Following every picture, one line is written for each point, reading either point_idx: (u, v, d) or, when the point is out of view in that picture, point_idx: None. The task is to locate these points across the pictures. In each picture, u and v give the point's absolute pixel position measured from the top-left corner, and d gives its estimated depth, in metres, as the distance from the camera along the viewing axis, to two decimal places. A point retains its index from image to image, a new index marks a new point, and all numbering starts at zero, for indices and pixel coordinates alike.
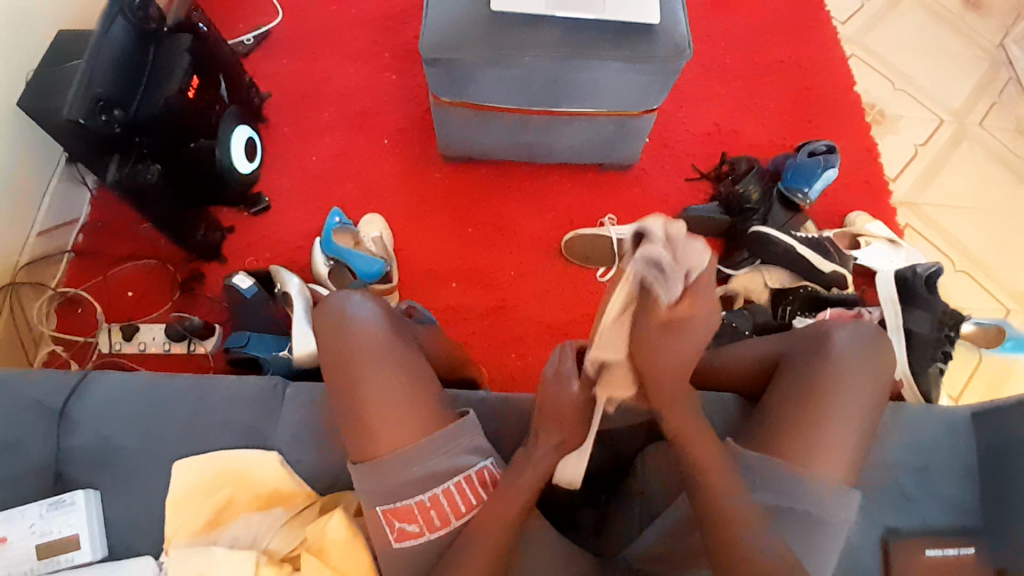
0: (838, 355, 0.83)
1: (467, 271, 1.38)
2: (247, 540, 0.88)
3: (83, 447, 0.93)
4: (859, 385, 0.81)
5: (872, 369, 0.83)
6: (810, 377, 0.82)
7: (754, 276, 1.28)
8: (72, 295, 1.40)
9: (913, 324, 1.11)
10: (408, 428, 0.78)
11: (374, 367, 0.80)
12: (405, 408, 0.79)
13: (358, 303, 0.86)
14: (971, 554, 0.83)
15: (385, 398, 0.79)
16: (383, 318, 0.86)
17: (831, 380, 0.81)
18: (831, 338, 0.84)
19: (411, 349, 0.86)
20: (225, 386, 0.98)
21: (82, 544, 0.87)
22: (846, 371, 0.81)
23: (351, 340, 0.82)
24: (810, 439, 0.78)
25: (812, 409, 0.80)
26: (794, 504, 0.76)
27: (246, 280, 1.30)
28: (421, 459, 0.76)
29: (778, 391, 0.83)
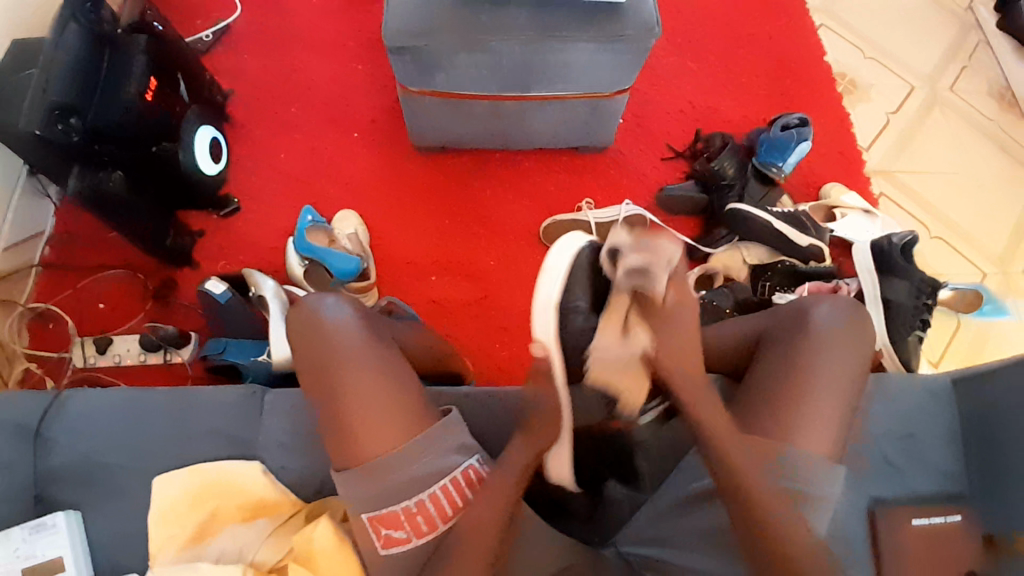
0: (819, 331, 0.83)
1: (446, 263, 1.36)
2: (233, 552, 0.86)
3: (61, 468, 0.90)
4: (841, 359, 0.81)
5: (853, 343, 0.83)
6: (792, 354, 0.82)
7: (733, 254, 1.27)
8: (43, 310, 1.36)
9: (891, 293, 1.12)
10: (391, 432, 0.76)
11: (353, 372, 0.79)
12: (388, 412, 0.77)
13: (334, 306, 0.84)
14: (957, 521, 0.83)
15: (367, 403, 0.77)
16: (360, 321, 0.84)
17: (813, 356, 0.81)
18: (810, 314, 0.85)
19: (391, 350, 0.84)
20: (205, 397, 0.95)
21: (66, 567, 0.84)
22: (827, 346, 0.82)
23: (328, 346, 0.80)
24: (796, 419, 0.78)
25: (796, 387, 0.80)
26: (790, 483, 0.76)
27: (220, 285, 1.26)
28: (405, 463, 0.75)
29: (761, 369, 0.83)
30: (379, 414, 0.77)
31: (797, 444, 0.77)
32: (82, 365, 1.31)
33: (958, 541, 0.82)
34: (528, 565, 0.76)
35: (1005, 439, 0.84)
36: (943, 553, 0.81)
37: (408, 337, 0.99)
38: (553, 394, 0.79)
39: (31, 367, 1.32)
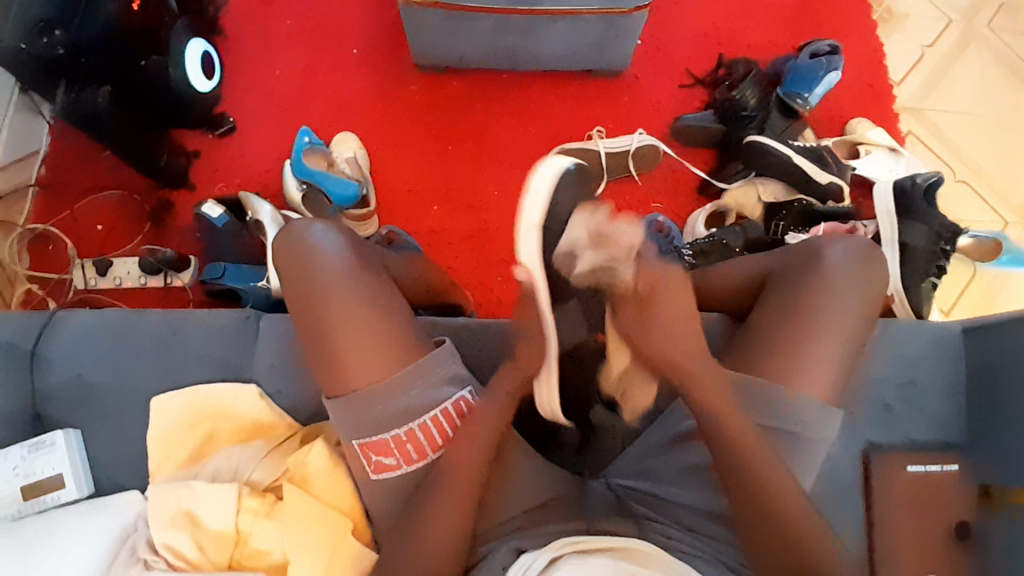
0: (831, 271, 0.79)
1: (448, 191, 1.31)
2: (228, 472, 0.86)
3: (59, 388, 0.91)
4: (851, 303, 0.78)
5: (864, 284, 0.80)
6: (799, 296, 0.79)
7: (749, 189, 1.22)
8: (41, 231, 1.34)
9: (909, 238, 1.07)
10: (383, 361, 0.75)
11: (341, 302, 0.77)
12: (378, 342, 0.76)
13: (321, 233, 0.81)
14: (952, 470, 0.83)
15: (357, 333, 0.76)
16: (349, 250, 0.82)
17: (822, 297, 0.78)
18: (824, 253, 0.81)
19: (383, 280, 0.82)
20: (199, 321, 0.94)
21: (67, 483, 0.86)
22: (838, 287, 0.78)
23: (316, 274, 0.78)
24: (797, 359, 0.76)
25: (800, 330, 0.77)
26: (785, 427, 0.75)
27: (216, 208, 1.25)
28: (399, 393, 0.74)
29: (766, 310, 0.80)
30: (368, 345, 0.76)
31: (799, 387, 0.75)
32: (83, 287, 1.30)
33: (951, 487, 0.82)
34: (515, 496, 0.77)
35: (1017, 391, 0.81)
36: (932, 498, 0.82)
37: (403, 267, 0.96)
38: (538, 323, 0.77)
39: (32, 289, 1.31)
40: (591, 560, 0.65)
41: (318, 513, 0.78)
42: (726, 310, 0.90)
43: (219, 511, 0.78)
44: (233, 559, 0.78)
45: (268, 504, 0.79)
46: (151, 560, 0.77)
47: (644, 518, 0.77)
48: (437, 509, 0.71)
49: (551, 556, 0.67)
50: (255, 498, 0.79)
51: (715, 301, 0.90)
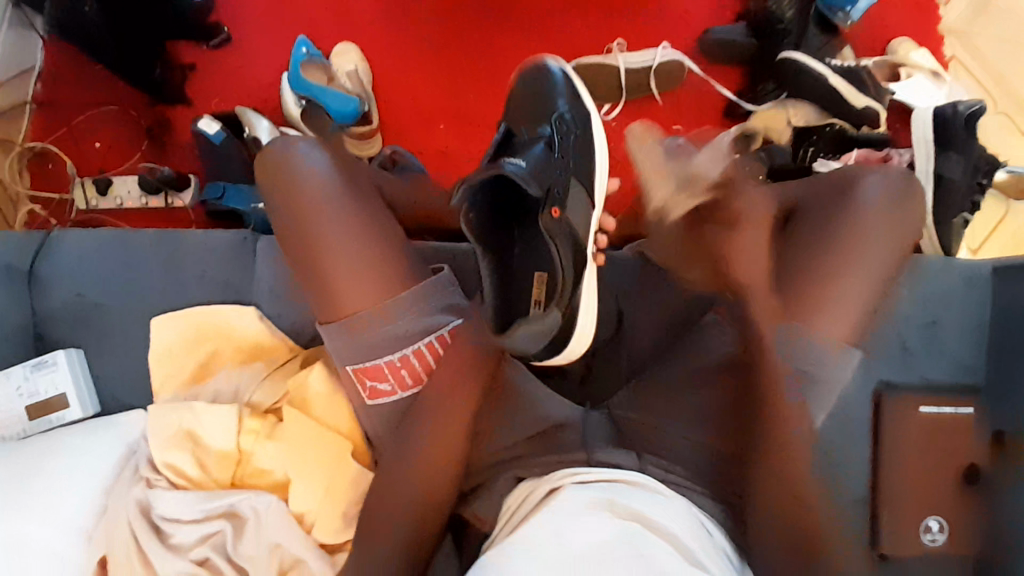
0: (868, 206, 0.75)
1: (456, 109, 1.24)
2: (228, 393, 0.86)
3: (60, 310, 0.90)
4: (882, 242, 0.74)
5: (899, 220, 0.75)
6: (836, 231, 0.74)
7: (776, 114, 1.13)
8: (40, 149, 1.29)
9: (945, 169, 1.00)
10: (373, 288, 0.73)
11: (329, 225, 0.75)
12: (370, 270, 0.74)
13: (309, 150, 0.78)
14: (966, 413, 0.80)
15: (348, 257, 0.74)
16: (341, 172, 0.78)
17: (855, 234, 0.74)
18: (860, 188, 0.76)
19: (376, 204, 0.79)
20: (197, 240, 0.91)
21: (70, 403, 0.86)
22: (872, 224, 0.74)
23: (305, 195, 0.75)
24: (824, 300, 0.72)
25: (830, 270, 0.73)
26: (814, 370, 0.72)
27: (212, 124, 1.17)
28: (392, 318, 0.72)
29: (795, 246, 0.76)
30: (361, 269, 0.74)
31: (821, 325, 0.72)
32: (84, 208, 1.27)
33: (963, 432, 0.80)
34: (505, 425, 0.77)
35: None
36: (942, 440, 0.80)
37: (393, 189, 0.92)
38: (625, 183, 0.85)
39: (34, 209, 1.28)
40: (585, 489, 0.65)
41: (319, 436, 0.78)
42: None
43: (221, 432, 0.78)
44: (235, 478, 0.79)
45: (268, 426, 0.79)
46: (153, 479, 0.78)
47: (645, 452, 0.76)
48: (431, 438, 0.71)
49: (549, 486, 0.67)
50: (255, 419, 0.79)
51: None
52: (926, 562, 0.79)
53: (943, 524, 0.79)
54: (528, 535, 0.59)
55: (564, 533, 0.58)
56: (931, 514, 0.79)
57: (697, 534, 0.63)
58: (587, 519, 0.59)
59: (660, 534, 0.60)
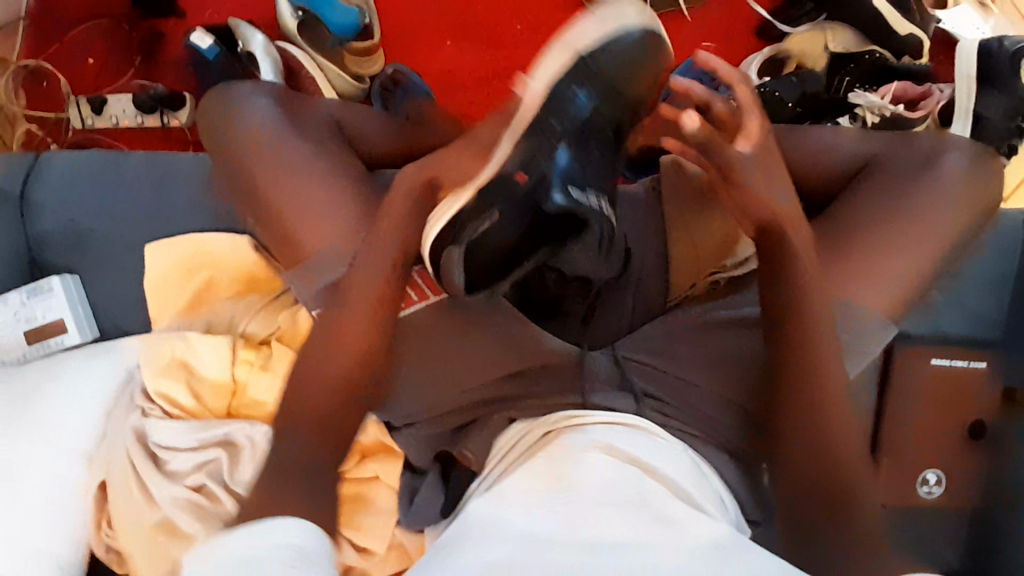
0: (937, 179, 0.73)
1: (464, 26, 1.15)
2: (222, 324, 0.86)
3: (53, 232, 0.87)
4: (940, 211, 0.73)
5: (964, 194, 0.74)
6: (902, 197, 0.73)
7: (815, 36, 1.04)
8: (34, 67, 1.22)
9: (984, 109, 0.91)
10: (311, 229, 0.73)
11: (265, 166, 0.75)
12: (306, 211, 0.73)
13: (252, 96, 0.79)
14: (980, 367, 0.78)
15: (287, 195, 0.74)
16: (277, 111, 0.78)
17: (918, 201, 0.72)
18: (940, 164, 0.74)
19: (314, 136, 0.78)
20: (188, 166, 0.88)
21: (69, 327, 0.85)
22: (936, 193, 0.73)
23: (242, 137, 0.76)
24: (876, 265, 0.71)
25: (885, 237, 0.71)
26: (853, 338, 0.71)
27: (205, 38, 1.09)
28: (330, 264, 0.73)
29: (854, 207, 0.74)
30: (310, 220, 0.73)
31: (869, 293, 0.71)
32: (81, 127, 1.20)
33: (971, 387, 0.78)
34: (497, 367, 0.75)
35: None
36: (948, 394, 0.78)
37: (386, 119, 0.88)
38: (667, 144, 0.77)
39: (31, 128, 1.20)
40: (583, 434, 0.63)
41: None
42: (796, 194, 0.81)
43: (212, 360, 0.78)
44: (231, 408, 0.79)
45: (263, 358, 0.80)
46: (148, 408, 0.78)
47: (642, 394, 0.73)
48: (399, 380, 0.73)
49: (543, 429, 0.66)
50: (249, 351, 0.79)
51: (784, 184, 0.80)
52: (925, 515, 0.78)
53: (941, 478, 0.78)
54: (525, 487, 0.58)
55: (568, 477, 0.57)
56: (930, 468, 0.78)
57: (696, 481, 0.63)
58: (586, 463, 0.58)
59: (659, 481, 0.59)
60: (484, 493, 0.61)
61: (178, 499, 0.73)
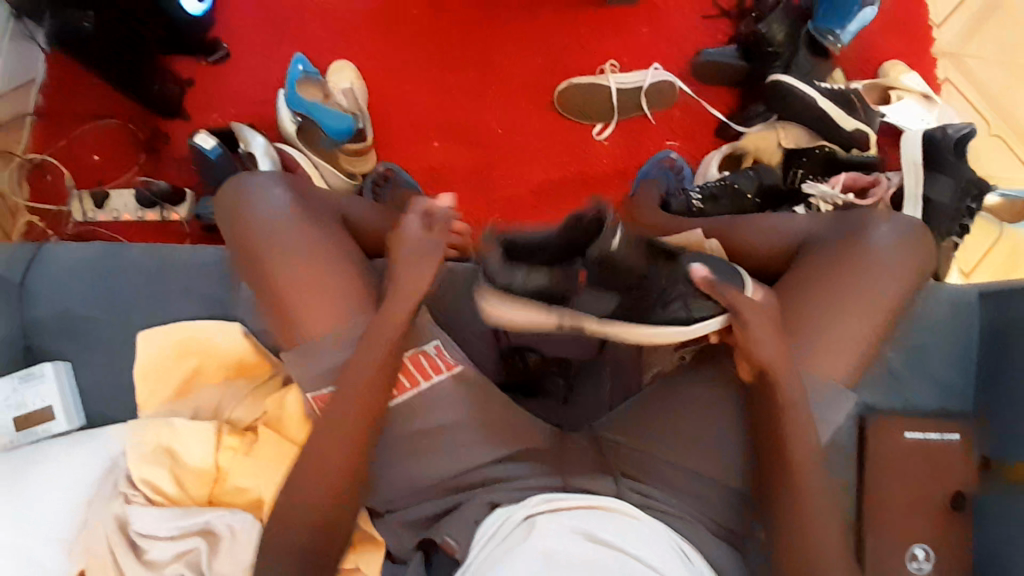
0: (872, 248, 0.78)
1: (450, 127, 1.24)
2: (208, 410, 0.87)
3: (47, 321, 0.90)
4: (879, 280, 0.77)
5: (903, 264, 0.78)
6: (835, 267, 0.78)
7: (768, 134, 1.14)
8: (39, 161, 1.28)
9: (933, 192, 1.00)
10: (326, 313, 0.74)
11: (276, 255, 0.76)
12: (324, 293, 0.75)
13: (264, 184, 0.81)
14: (953, 439, 0.79)
15: (293, 280, 0.75)
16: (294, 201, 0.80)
17: (854, 271, 0.77)
18: (868, 233, 0.80)
19: (328, 224, 0.81)
20: (185, 257, 0.92)
21: (57, 416, 0.85)
22: (872, 264, 0.77)
23: (251, 231, 0.78)
24: (817, 335, 0.74)
25: (825, 308, 0.75)
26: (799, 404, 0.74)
27: (209, 139, 1.16)
28: (344, 343, 0.74)
29: (793, 281, 0.79)
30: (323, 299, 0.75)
31: (811, 363, 0.74)
32: (81, 220, 1.25)
33: (951, 459, 0.79)
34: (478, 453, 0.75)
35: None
36: (929, 466, 0.79)
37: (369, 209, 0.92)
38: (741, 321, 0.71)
39: (33, 221, 1.26)
40: (562, 515, 0.64)
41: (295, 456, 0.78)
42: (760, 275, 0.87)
43: (197, 446, 0.78)
44: (212, 496, 0.79)
45: (247, 443, 0.80)
46: (130, 494, 0.77)
47: (621, 475, 0.74)
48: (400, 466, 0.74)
49: (524, 513, 0.66)
50: (234, 436, 0.80)
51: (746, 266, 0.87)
52: None
53: (930, 552, 0.77)
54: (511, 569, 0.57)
55: (553, 564, 0.57)
56: (917, 542, 0.77)
57: (677, 562, 0.62)
58: (569, 543, 0.59)
59: (639, 562, 0.59)
60: None
61: None
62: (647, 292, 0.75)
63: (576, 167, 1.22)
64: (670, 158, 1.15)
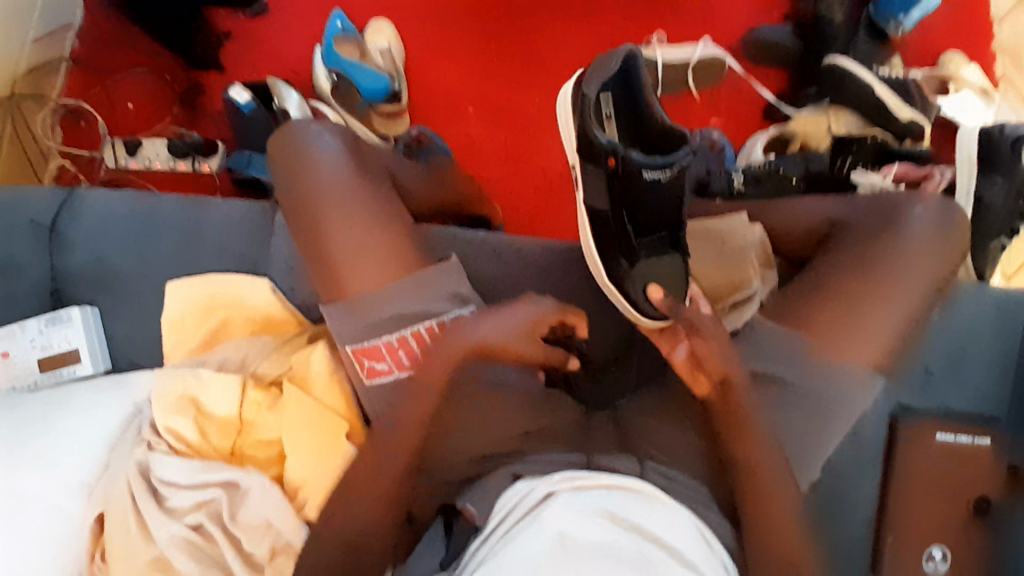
0: (911, 230, 0.76)
1: (487, 92, 1.21)
2: (235, 361, 0.85)
3: (78, 267, 0.91)
4: (914, 265, 0.75)
5: (941, 250, 0.76)
6: (870, 249, 0.76)
7: (819, 118, 1.10)
8: (74, 106, 1.28)
9: (984, 192, 0.95)
10: (371, 273, 0.75)
11: (329, 206, 0.76)
12: (374, 252, 0.76)
13: (320, 133, 0.80)
14: (987, 445, 0.76)
15: (339, 234, 0.75)
16: (346, 153, 0.80)
17: (890, 256, 0.75)
18: (906, 213, 0.78)
19: (376, 183, 0.81)
20: (217, 211, 0.93)
21: (82, 359, 0.87)
22: (910, 247, 0.75)
23: (304, 177, 0.78)
24: (845, 318, 0.73)
25: (856, 290, 0.74)
26: (817, 387, 0.73)
27: (243, 93, 1.15)
28: (388, 300, 0.74)
29: (823, 262, 0.78)
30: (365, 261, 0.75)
31: (838, 348, 0.73)
32: (112, 167, 1.25)
33: (983, 466, 0.76)
34: (501, 424, 0.76)
35: None
36: (957, 471, 0.76)
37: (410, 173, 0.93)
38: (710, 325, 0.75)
39: (65, 164, 1.26)
40: (582, 497, 0.63)
41: (317, 416, 0.77)
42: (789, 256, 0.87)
43: (223, 398, 0.79)
44: (235, 447, 0.80)
45: (271, 398, 0.80)
46: (153, 441, 0.78)
47: (648, 458, 0.74)
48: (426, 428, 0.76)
49: (544, 489, 0.65)
50: (259, 391, 0.80)
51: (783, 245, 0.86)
52: None
53: (949, 555, 0.75)
54: (524, 553, 0.56)
55: (569, 547, 0.56)
56: (937, 543, 0.75)
57: (698, 548, 0.62)
58: (587, 526, 0.58)
59: (662, 548, 0.58)
60: (476, 568, 0.59)
61: (175, 537, 0.72)
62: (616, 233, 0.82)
63: None
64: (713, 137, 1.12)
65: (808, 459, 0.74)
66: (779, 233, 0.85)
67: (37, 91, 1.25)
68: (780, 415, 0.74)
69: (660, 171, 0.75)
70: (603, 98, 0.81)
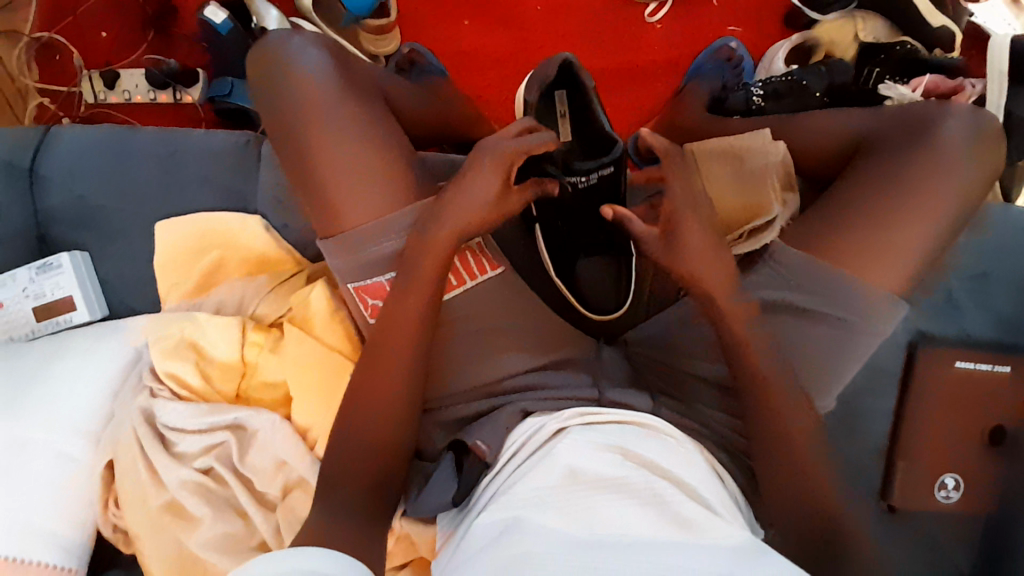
0: (944, 142, 0.72)
1: (484, 3, 1.12)
2: (232, 304, 0.84)
3: (61, 210, 0.86)
4: (948, 182, 0.70)
5: (976, 164, 0.71)
6: (900, 165, 0.72)
7: (846, 25, 1.03)
8: (48, 40, 1.19)
9: (1016, 105, 0.88)
10: (367, 206, 0.70)
11: (320, 134, 0.71)
12: (371, 185, 0.70)
13: (304, 51, 0.74)
14: (1004, 373, 0.75)
15: (333, 165, 0.70)
16: (334, 72, 0.74)
17: (923, 172, 0.71)
18: (939, 125, 0.73)
19: (370, 106, 0.75)
20: (202, 146, 0.88)
21: (78, 306, 0.84)
22: (944, 162, 0.71)
23: (294, 102, 0.72)
24: (873, 240, 0.70)
25: (884, 211, 0.70)
26: (844, 314, 0.70)
27: (218, 14, 1.07)
28: (388, 235, 0.70)
29: (851, 183, 0.73)
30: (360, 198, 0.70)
31: (867, 271, 0.69)
32: (93, 102, 1.17)
33: (1001, 393, 0.75)
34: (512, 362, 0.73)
35: None
36: (972, 399, 0.75)
37: (403, 96, 0.87)
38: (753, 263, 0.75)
39: (44, 103, 1.18)
40: (594, 432, 0.62)
41: (321, 356, 0.76)
42: (814, 174, 0.82)
43: (223, 343, 0.77)
44: (240, 390, 0.79)
45: (273, 340, 0.79)
46: (156, 388, 0.77)
47: (659, 394, 0.73)
48: (436, 366, 0.73)
49: (556, 426, 0.64)
50: (259, 333, 0.79)
51: (810, 162, 0.82)
52: (942, 522, 0.75)
53: (960, 482, 0.75)
54: (537, 485, 0.56)
55: (584, 488, 0.54)
56: (947, 470, 0.75)
57: (712, 485, 0.61)
58: (600, 460, 0.57)
59: (677, 485, 0.57)
60: (489, 506, 0.58)
61: (184, 482, 0.72)
62: (576, 208, 0.81)
63: (620, 55, 1.11)
64: (730, 49, 1.05)
65: (822, 390, 0.71)
66: (798, 155, 0.82)
67: (7, 27, 1.17)
68: (802, 344, 0.71)
69: (589, 176, 0.78)
70: (559, 94, 0.82)
